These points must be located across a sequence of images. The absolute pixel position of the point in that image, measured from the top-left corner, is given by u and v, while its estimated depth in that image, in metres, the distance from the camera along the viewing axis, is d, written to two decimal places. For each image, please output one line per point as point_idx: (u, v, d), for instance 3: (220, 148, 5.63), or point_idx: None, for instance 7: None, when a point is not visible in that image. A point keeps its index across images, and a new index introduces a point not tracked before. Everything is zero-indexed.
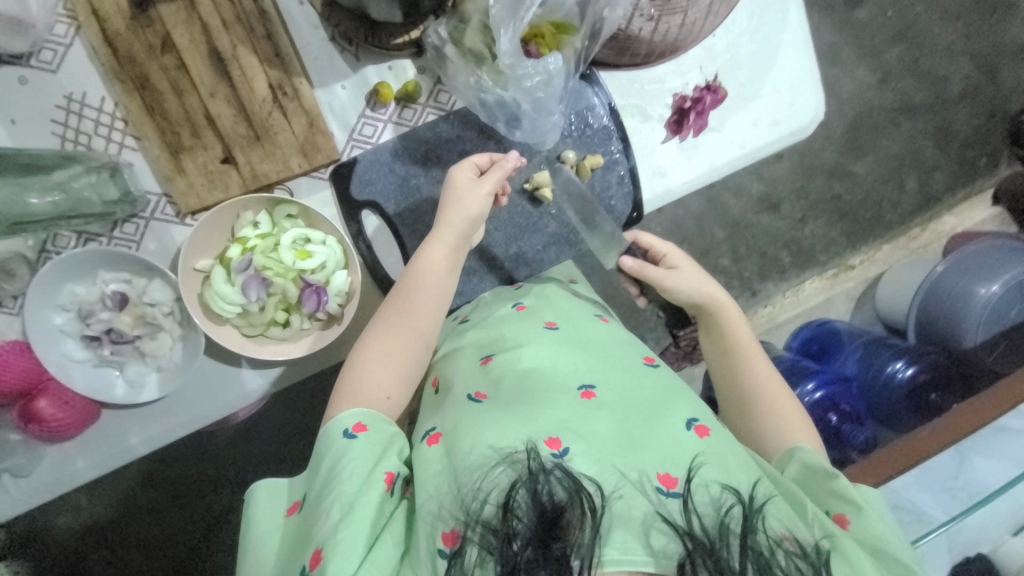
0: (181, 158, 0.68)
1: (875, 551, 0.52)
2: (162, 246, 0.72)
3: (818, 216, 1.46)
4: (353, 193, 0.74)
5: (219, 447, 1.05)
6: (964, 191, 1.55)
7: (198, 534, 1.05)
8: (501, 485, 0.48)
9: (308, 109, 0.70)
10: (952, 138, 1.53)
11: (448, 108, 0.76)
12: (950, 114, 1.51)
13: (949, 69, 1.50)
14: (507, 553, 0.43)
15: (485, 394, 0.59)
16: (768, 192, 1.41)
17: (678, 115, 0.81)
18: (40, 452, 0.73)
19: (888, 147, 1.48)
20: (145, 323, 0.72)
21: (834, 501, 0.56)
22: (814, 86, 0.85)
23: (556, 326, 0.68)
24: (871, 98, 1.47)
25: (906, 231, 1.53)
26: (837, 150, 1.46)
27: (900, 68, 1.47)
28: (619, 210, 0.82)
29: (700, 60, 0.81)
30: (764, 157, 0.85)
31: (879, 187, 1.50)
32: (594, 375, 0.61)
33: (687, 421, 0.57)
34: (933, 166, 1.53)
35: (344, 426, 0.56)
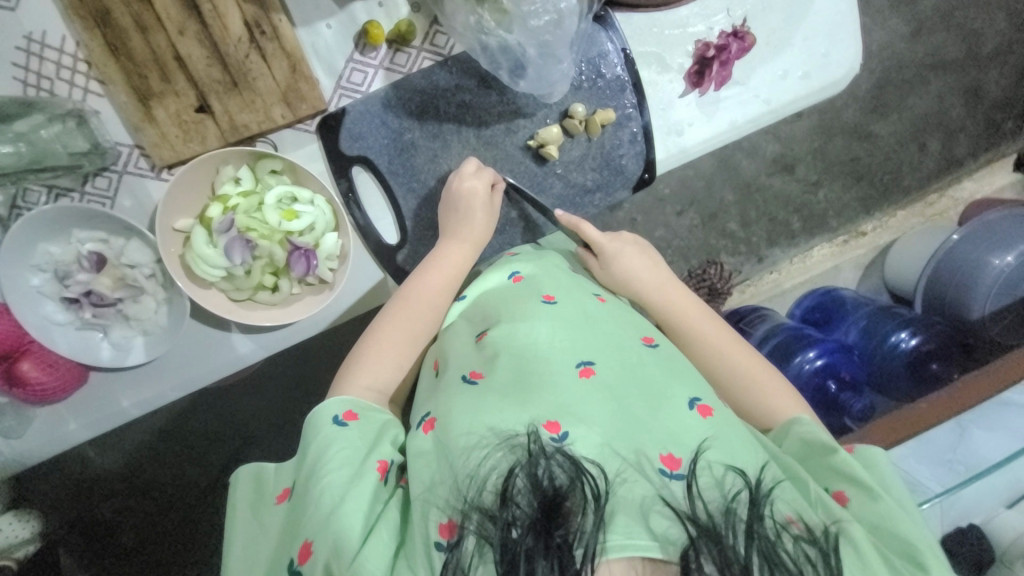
0: (151, 105, 0.61)
1: (877, 528, 0.51)
2: (139, 203, 0.67)
3: (833, 180, 1.39)
4: (342, 148, 0.69)
5: (224, 405, 1.05)
6: (987, 155, 1.48)
7: (205, 489, 1.07)
8: (499, 470, 0.48)
9: (289, 51, 0.63)
10: (981, 98, 1.44)
11: (446, 53, 0.69)
12: (981, 72, 1.42)
13: (984, 22, 1.39)
14: (508, 541, 0.43)
15: (480, 373, 0.58)
16: (784, 153, 1.34)
17: (699, 65, 0.73)
18: (31, 414, 0.72)
19: (914, 107, 1.39)
20: (126, 285, 0.68)
21: (834, 479, 0.55)
22: (852, 35, 0.76)
23: (554, 299, 0.65)
24: (901, 51, 1.36)
25: (924, 197, 1.46)
26: (860, 109, 1.37)
27: (936, 18, 1.36)
28: (629, 169, 0.76)
29: (727, 2, 0.72)
30: (789, 115, 0.78)
31: (900, 149, 1.42)
32: (594, 352, 0.59)
33: (689, 400, 0.56)
34: (958, 129, 1.44)
35: (333, 413, 0.56)
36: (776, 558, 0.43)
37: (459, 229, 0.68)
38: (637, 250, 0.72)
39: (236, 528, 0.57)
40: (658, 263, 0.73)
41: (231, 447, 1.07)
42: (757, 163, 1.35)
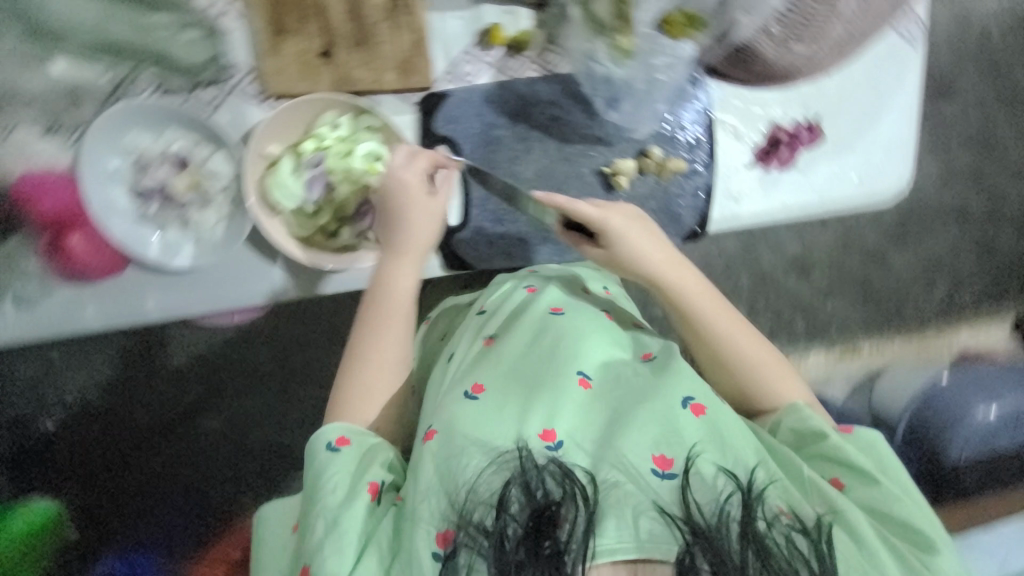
0: (282, 38, 0.66)
1: (867, 508, 0.57)
2: (236, 121, 0.70)
3: (842, 294, 1.46)
4: (434, 125, 0.73)
5: (201, 350, 1.10)
6: (988, 311, 1.56)
7: (159, 429, 1.10)
8: (493, 485, 0.50)
9: (418, 28, 0.68)
10: (992, 257, 1.54)
11: (551, 69, 0.74)
12: (996, 233, 1.53)
13: (1007, 190, 1.51)
14: (499, 554, 0.45)
15: (481, 388, 0.60)
16: (803, 256, 1.42)
17: (769, 145, 0.80)
18: (52, 288, 0.70)
19: (929, 247, 1.49)
20: (198, 191, 0.70)
21: (827, 466, 0.60)
22: (906, 158, 0.83)
23: (562, 311, 0.69)
24: (928, 193, 1.47)
25: (921, 333, 1.52)
26: (881, 234, 1.47)
27: (965, 173, 1.48)
28: (684, 220, 0.81)
29: (806, 98, 0.79)
30: (838, 211, 0.84)
31: (909, 283, 1.50)
32: (597, 363, 0.62)
33: (684, 399, 0.57)
34: (966, 279, 1.53)
35: (326, 440, 0.58)
36: (768, 555, 0.45)
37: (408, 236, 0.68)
38: (639, 232, 0.68)
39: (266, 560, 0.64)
40: (654, 241, 0.69)
41: (197, 393, 1.12)
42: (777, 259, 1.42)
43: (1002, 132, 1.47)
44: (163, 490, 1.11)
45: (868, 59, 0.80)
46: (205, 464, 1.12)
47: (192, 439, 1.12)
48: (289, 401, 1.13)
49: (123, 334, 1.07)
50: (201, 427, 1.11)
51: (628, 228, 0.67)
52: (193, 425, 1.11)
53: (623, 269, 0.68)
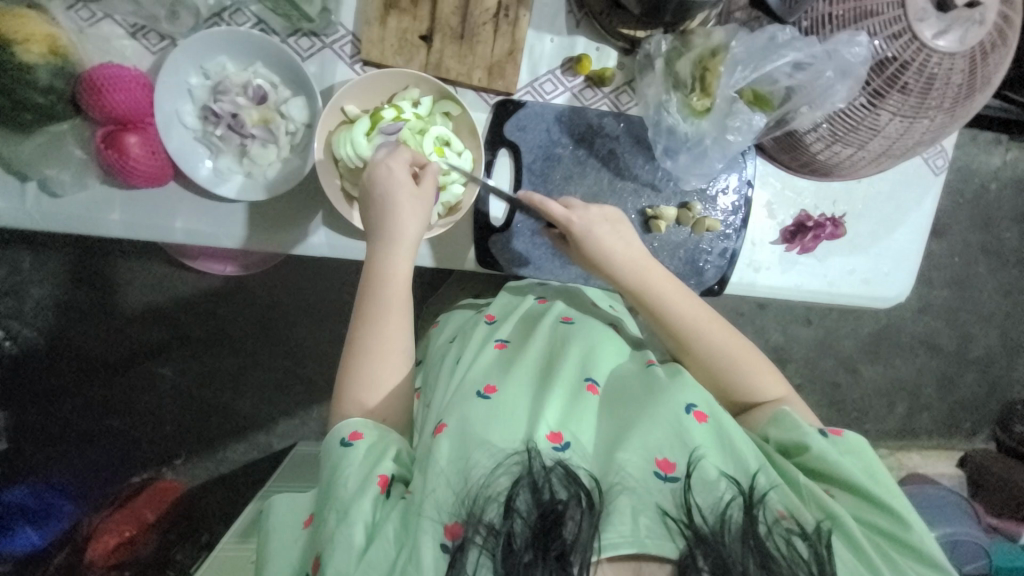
0: (390, 13, 0.70)
1: (861, 518, 0.57)
2: (320, 74, 0.72)
3: (812, 390, 1.54)
4: (504, 128, 0.77)
5: (183, 298, 1.17)
6: (940, 441, 1.64)
7: (123, 360, 1.16)
8: (503, 482, 0.51)
9: (516, 39, 0.73)
10: (953, 391, 1.64)
11: (622, 109, 0.80)
12: (960, 370, 1.64)
13: (976, 333, 1.64)
14: (508, 553, 0.46)
15: (493, 388, 0.61)
16: (783, 346, 1.50)
17: (796, 228, 0.86)
18: (87, 182, 0.70)
19: (897, 367, 1.59)
20: (266, 128, 0.71)
21: (819, 476, 0.60)
22: (910, 271, 0.91)
23: (570, 320, 0.73)
24: (906, 317, 1.59)
25: (876, 445, 1.60)
26: (857, 345, 1.56)
27: (942, 308, 1.60)
28: (706, 276, 0.85)
29: (836, 195, 0.87)
30: (842, 303, 0.90)
31: (873, 396, 1.59)
32: (601, 372, 0.65)
33: (687, 406, 0.59)
34: (925, 405, 1.62)
35: (342, 434, 0.58)
36: (769, 555, 0.47)
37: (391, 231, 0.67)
38: (611, 234, 0.71)
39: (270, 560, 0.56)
40: (628, 242, 0.72)
41: (168, 336, 1.18)
42: (760, 343, 1.49)
43: (979, 280, 1.61)
44: (107, 420, 1.16)
45: (895, 176, 0.88)
46: (155, 405, 1.17)
47: (147, 380, 1.17)
48: (251, 370, 1.20)
49: (116, 262, 1.14)
50: (161, 372, 1.17)
51: (602, 231, 0.71)
52: (153, 367, 1.17)
53: (602, 270, 0.72)
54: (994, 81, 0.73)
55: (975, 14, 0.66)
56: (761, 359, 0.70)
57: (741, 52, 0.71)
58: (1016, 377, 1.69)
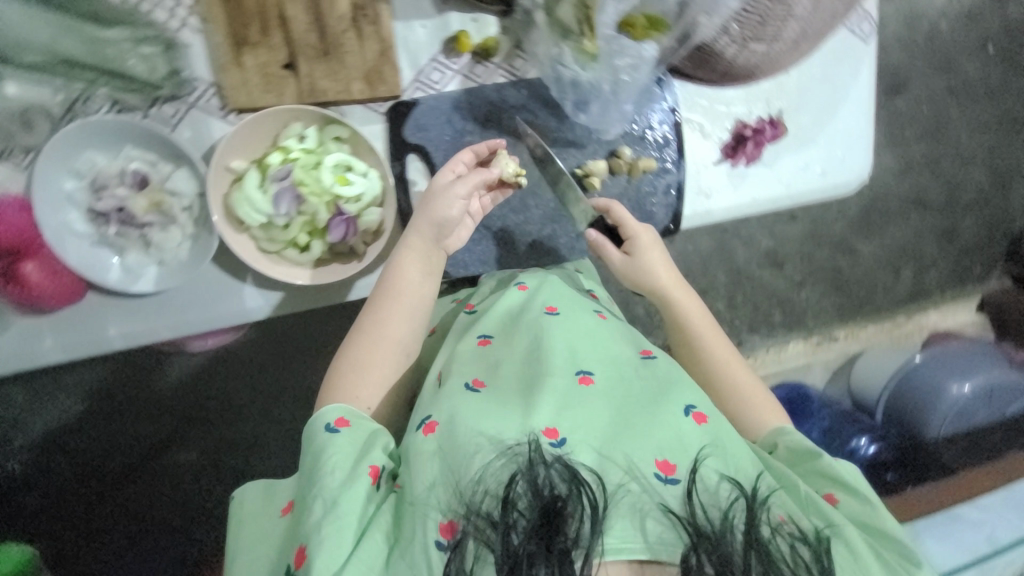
0: (243, 51, 0.64)
1: (863, 524, 0.55)
2: (197, 138, 0.68)
3: (816, 284, 1.51)
4: (405, 134, 0.72)
5: (173, 380, 1.01)
6: (953, 292, 1.63)
7: (131, 464, 1.01)
8: (501, 477, 0.49)
9: (384, 38, 0.68)
10: (954, 241, 1.61)
11: (520, 75, 0.75)
12: (956, 218, 1.60)
13: (963, 177, 1.59)
14: (507, 545, 0.44)
15: (482, 382, 0.59)
16: (776, 250, 1.45)
17: (735, 141, 0.82)
18: (9, 320, 0.68)
19: (894, 235, 1.55)
20: (160, 211, 0.67)
21: (821, 482, 0.58)
22: (865, 147, 0.86)
23: (557, 310, 0.67)
24: (889, 184, 1.53)
25: (892, 317, 1.58)
26: (848, 225, 1.51)
27: (922, 163, 1.54)
28: (658, 217, 0.82)
29: (768, 94, 0.82)
30: (804, 202, 0.86)
31: (877, 270, 1.55)
32: (594, 361, 0.61)
33: (687, 407, 0.57)
34: (930, 263, 1.60)
35: (326, 420, 0.56)
36: (771, 560, 0.46)
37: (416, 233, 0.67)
38: (653, 243, 0.73)
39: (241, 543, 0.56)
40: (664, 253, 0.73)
41: (175, 422, 1.03)
42: (752, 254, 1.44)
43: (953, 123, 1.55)
44: (144, 527, 1.03)
45: (824, 55, 0.83)
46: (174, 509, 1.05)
47: (171, 473, 1.04)
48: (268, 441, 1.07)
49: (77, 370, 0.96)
50: (182, 459, 1.03)
51: (645, 238, 0.73)
52: (170, 460, 1.03)
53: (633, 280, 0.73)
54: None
55: None
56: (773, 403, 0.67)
57: None
58: (1014, 207, 1.65)
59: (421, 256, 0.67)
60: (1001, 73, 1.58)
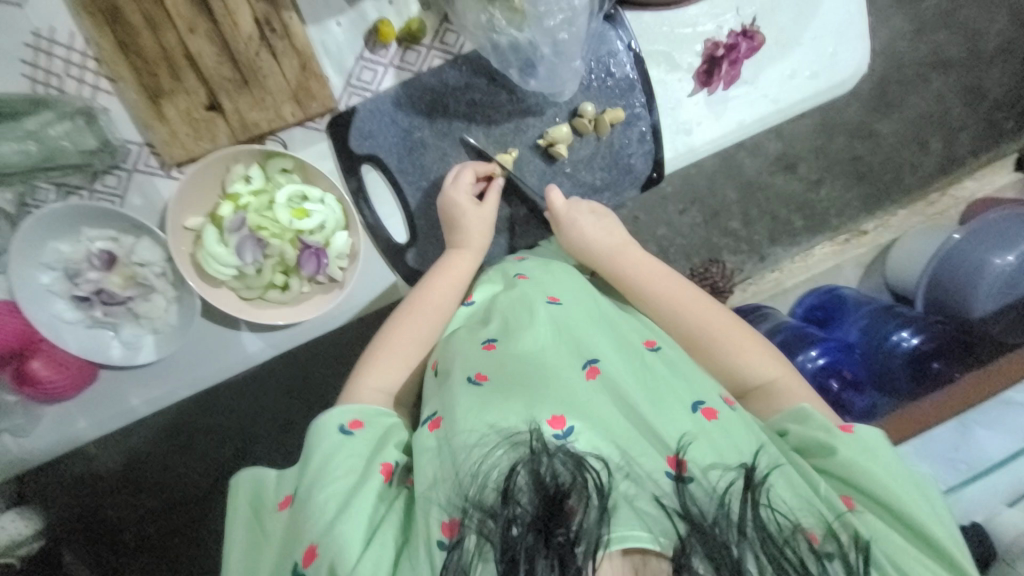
0: (162, 103, 0.61)
1: (879, 535, 0.50)
2: (148, 203, 0.66)
3: (835, 178, 1.40)
4: (352, 146, 0.68)
5: None
6: (988, 154, 1.49)
7: None
8: (502, 466, 0.49)
9: (300, 49, 0.62)
10: (983, 98, 1.45)
11: (456, 51, 0.68)
12: (984, 71, 1.43)
13: (988, 21, 1.40)
14: (507, 537, 0.44)
15: (486, 374, 0.57)
16: (785, 151, 1.35)
17: (708, 65, 0.73)
18: (40, 412, 0.72)
19: (916, 105, 1.40)
20: (137, 283, 0.68)
21: (841, 483, 0.53)
22: (859, 35, 0.76)
23: (558, 301, 0.64)
24: (904, 50, 1.37)
25: (924, 196, 1.47)
26: (862, 108, 1.38)
27: (939, 17, 1.36)
28: (638, 168, 0.76)
29: (736, 1, 0.72)
30: (796, 115, 0.78)
31: (901, 148, 1.42)
32: (599, 351, 0.59)
33: (693, 403, 0.56)
34: (960, 127, 1.45)
35: (340, 421, 0.57)
36: (773, 547, 0.45)
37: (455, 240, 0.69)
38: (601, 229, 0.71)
39: (233, 538, 0.57)
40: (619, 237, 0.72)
41: None
42: (759, 162, 1.36)
43: None
44: None
45: None
46: None
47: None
48: None
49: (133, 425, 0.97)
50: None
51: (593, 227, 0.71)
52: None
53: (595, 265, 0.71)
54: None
55: None
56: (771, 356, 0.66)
57: None
58: None
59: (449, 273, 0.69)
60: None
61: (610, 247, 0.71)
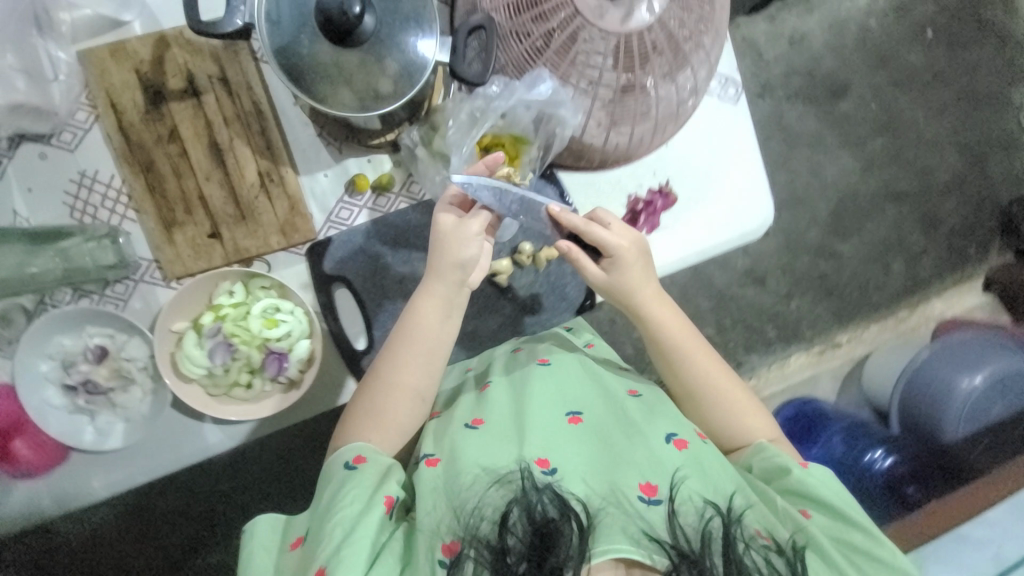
0: (173, 231, 0.75)
1: (836, 539, 0.62)
2: (147, 306, 0.78)
3: (805, 292, 1.48)
4: (325, 268, 0.81)
5: (178, 503, 1.05)
6: (955, 277, 1.54)
7: None
8: (496, 504, 0.57)
9: (291, 194, 0.78)
10: (939, 228, 1.53)
11: (419, 198, 0.83)
12: (936, 206, 1.53)
13: (932, 163, 1.52)
14: (501, 564, 0.51)
15: (481, 420, 0.67)
16: (754, 267, 1.45)
17: (632, 215, 0.86)
18: (12, 486, 0.78)
19: (874, 231, 1.50)
20: (120, 376, 0.77)
21: (796, 500, 0.65)
22: (762, 194, 0.90)
23: (548, 360, 0.74)
24: (854, 185, 1.49)
25: (896, 312, 1.52)
26: (824, 231, 1.48)
27: (885, 158, 1.50)
28: (573, 297, 0.88)
29: (653, 167, 0.87)
30: (712, 256, 0.90)
31: (865, 268, 1.51)
32: (581, 402, 0.69)
33: (666, 436, 0.65)
34: (920, 252, 1.53)
35: (345, 458, 0.63)
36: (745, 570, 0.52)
37: (435, 270, 0.69)
38: (636, 258, 0.71)
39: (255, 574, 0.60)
40: (646, 269, 0.73)
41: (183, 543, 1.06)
42: (730, 275, 1.45)
43: (910, 111, 1.51)
44: None
45: (700, 122, 0.88)
46: None
47: None
48: None
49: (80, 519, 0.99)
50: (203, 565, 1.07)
51: (629, 258, 0.71)
52: None
53: (617, 295, 0.73)
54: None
55: None
56: (752, 404, 0.73)
57: (454, 134, 0.75)
58: (997, 178, 1.56)
59: (444, 299, 0.69)
60: (951, 50, 1.52)
61: (639, 287, 0.73)
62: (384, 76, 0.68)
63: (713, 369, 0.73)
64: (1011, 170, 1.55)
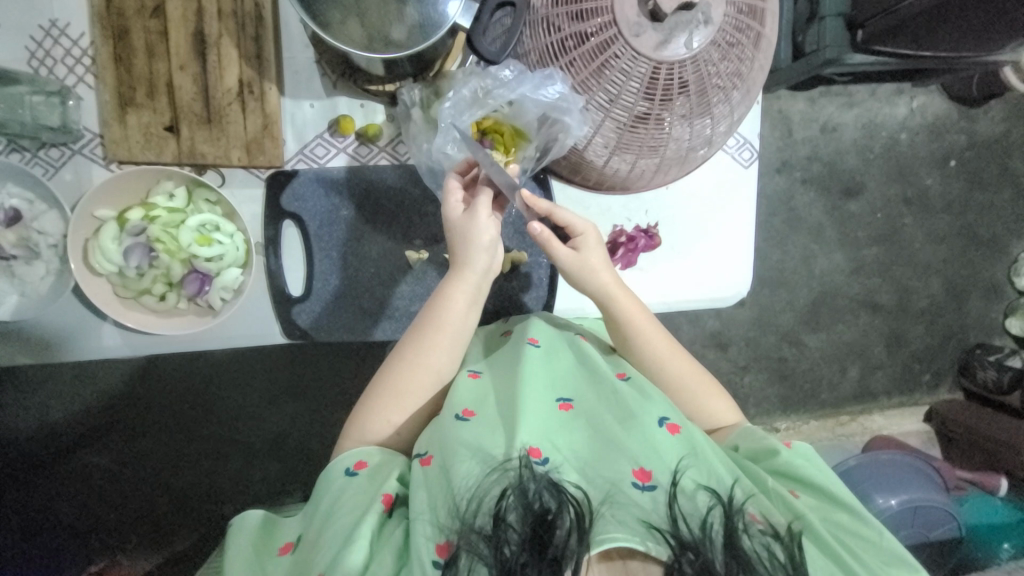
0: (127, 111, 0.69)
1: (826, 518, 0.61)
2: (78, 181, 0.71)
3: (760, 369, 1.48)
4: (281, 200, 0.75)
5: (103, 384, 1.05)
6: (900, 398, 1.55)
7: (52, 454, 1.05)
8: (493, 493, 0.53)
9: (268, 112, 0.71)
10: (902, 347, 1.55)
11: (402, 159, 0.78)
12: (906, 326, 1.55)
13: (918, 283, 1.54)
14: (500, 557, 0.48)
15: (472, 411, 0.62)
16: (721, 331, 1.44)
17: (611, 246, 0.83)
18: None
19: (841, 332, 1.51)
20: (26, 246, 0.70)
21: (786, 479, 0.63)
22: (744, 266, 0.88)
23: (536, 342, 0.70)
24: (838, 282, 1.50)
25: (837, 415, 1.53)
26: (796, 317, 1.49)
27: (874, 266, 1.51)
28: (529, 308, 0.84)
29: (648, 205, 0.84)
30: (678, 311, 0.88)
31: (823, 364, 1.52)
32: (570, 387, 0.67)
33: (660, 419, 0.61)
34: (876, 365, 1.54)
35: (347, 465, 0.62)
36: (748, 562, 0.49)
37: (461, 262, 0.67)
38: (597, 245, 0.71)
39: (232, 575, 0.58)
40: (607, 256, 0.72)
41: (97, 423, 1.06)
42: (696, 332, 1.43)
43: (911, 229, 1.51)
44: (52, 517, 1.06)
45: (706, 176, 0.85)
46: (86, 502, 1.07)
47: (84, 471, 1.07)
48: (185, 446, 1.09)
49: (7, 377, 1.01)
50: (94, 462, 1.06)
51: (592, 239, 0.71)
52: (84, 459, 1.06)
53: (584, 287, 0.71)
54: (759, 57, 0.70)
55: (698, 14, 0.61)
56: (717, 390, 0.73)
57: (450, 108, 0.70)
58: (971, 318, 1.56)
59: (472, 290, 0.68)
60: (965, 185, 1.53)
61: (610, 280, 0.71)
62: (400, 24, 0.64)
63: (675, 359, 0.72)
64: (984, 314, 1.56)
